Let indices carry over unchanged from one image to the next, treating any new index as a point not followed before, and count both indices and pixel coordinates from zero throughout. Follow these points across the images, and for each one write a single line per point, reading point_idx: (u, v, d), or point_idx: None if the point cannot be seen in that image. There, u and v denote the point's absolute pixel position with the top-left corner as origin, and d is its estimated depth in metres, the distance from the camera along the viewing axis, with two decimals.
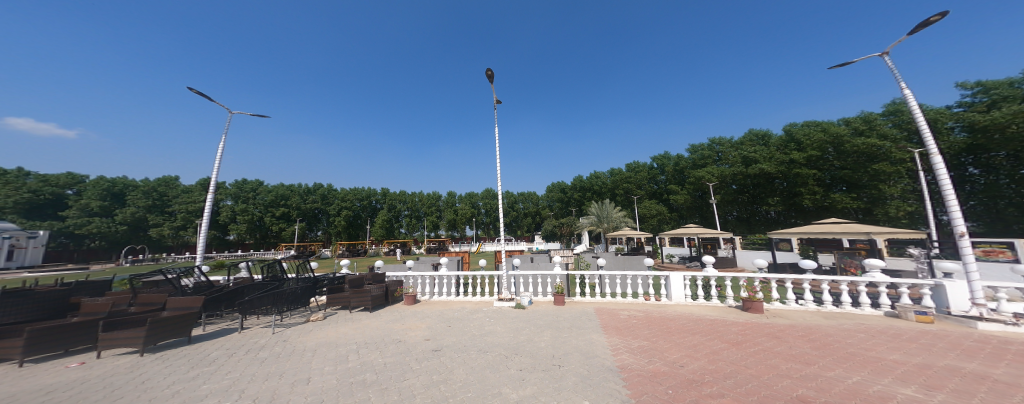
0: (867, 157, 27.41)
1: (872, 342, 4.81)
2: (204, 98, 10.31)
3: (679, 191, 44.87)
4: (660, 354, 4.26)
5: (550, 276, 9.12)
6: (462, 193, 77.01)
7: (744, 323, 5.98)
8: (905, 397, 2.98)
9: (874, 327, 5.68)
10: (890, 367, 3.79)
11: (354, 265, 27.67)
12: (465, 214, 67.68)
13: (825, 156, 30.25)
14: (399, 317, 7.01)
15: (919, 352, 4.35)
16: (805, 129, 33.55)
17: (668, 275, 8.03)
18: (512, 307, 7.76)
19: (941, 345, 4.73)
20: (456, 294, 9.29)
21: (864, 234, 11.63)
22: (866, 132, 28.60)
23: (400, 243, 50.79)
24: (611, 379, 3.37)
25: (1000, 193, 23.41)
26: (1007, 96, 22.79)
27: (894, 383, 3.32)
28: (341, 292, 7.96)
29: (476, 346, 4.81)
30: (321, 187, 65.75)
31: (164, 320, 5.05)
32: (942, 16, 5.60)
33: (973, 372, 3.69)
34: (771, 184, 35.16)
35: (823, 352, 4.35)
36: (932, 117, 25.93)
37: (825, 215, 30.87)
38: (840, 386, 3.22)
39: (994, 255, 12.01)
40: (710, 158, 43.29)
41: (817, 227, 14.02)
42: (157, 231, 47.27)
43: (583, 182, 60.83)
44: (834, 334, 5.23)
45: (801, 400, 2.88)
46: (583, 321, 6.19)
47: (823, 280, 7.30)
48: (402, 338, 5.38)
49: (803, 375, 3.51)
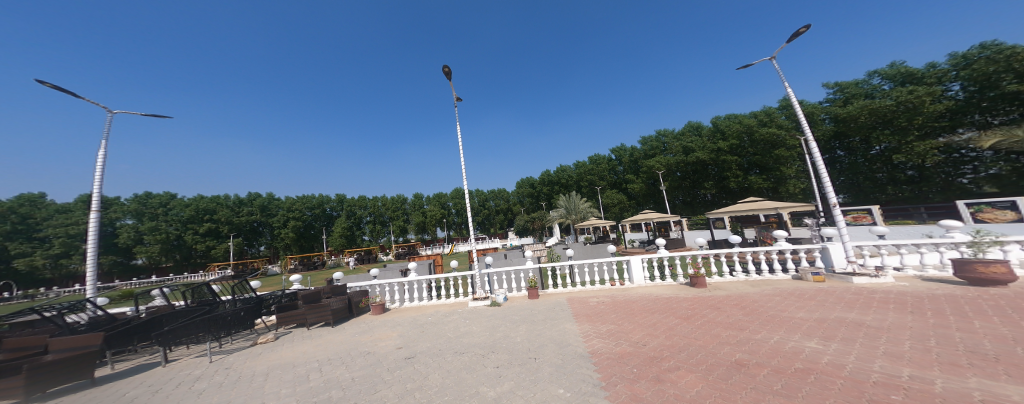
0: (771, 145, 32.49)
1: (785, 304, 5.75)
2: (64, 93, 8.04)
3: (635, 180, 47.35)
4: (625, 336, 4.59)
5: (522, 271, 9.17)
6: (424, 194, 73.92)
7: (692, 297, 6.69)
8: (812, 349, 3.61)
9: (786, 290, 6.79)
10: (799, 324, 4.56)
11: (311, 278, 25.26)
12: (434, 216, 64.61)
13: (742, 144, 34.99)
14: (368, 328, 6.54)
15: (817, 309, 5.32)
16: (729, 121, 38.10)
17: (629, 259, 8.57)
18: (487, 306, 7.69)
19: (831, 299, 5.84)
20: (427, 298, 8.86)
21: (774, 209, 13.78)
22: (768, 123, 33.94)
23: (357, 252, 47.04)
24: (583, 365, 3.55)
25: (859, 170, 28.89)
26: (855, 94, 28.77)
27: (800, 337, 4.06)
28: (294, 309, 7.17)
29: (452, 349, 4.68)
30: (257, 198, 58.08)
31: (54, 361, 4.09)
32: (807, 28, 6.93)
33: (854, 320, 4.63)
34: (705, 170, 39.40)
35: (752, 317, 5.08)
36: (809, 111, 31.57)
37: (746, 195, 35.69)
38: (766, 346, 3.80)
39: (860, 220, 15.13)
40: (659, 148, 46.72)
41: (743, 205, 16.13)
42: (25, 262, 37.36)
43: (551, 177, 61.23)
44: (758, 300, 6.12)
45: (740, 363, 3.34)
46: (556, 312, 6.40)
47: (753, 252, 8.40)
48: (375, 349, 5.03)
49: (739, 340, 4.07)
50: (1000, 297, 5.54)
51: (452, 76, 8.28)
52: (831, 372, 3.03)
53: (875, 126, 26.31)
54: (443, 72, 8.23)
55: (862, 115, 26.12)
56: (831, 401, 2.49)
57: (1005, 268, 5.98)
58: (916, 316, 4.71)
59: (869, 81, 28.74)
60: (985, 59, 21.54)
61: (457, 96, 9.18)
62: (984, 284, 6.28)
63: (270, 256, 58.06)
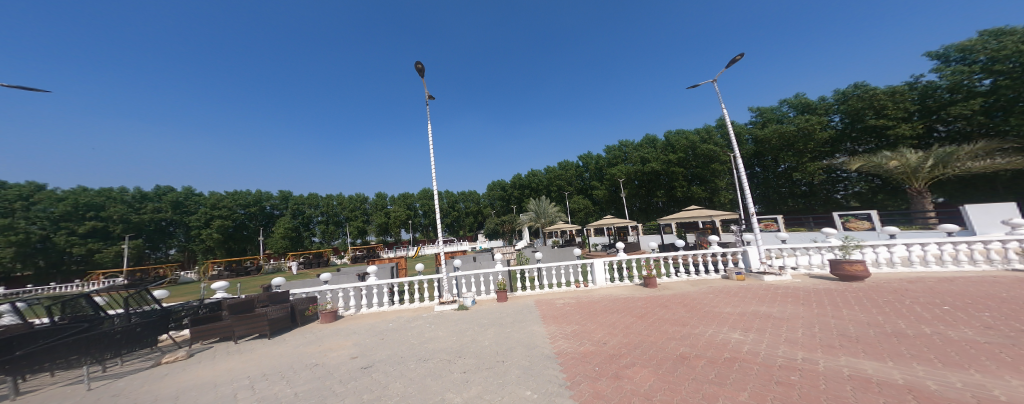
0: (708, 159, 36.82)
1: (717, 300, 6.50)
2: None
3: (600, 186, 48.71)
4: (588, 335, 4.78)
5: (491, 274, 9.09)
6: (381, 193, 69.45)
7: (645, 297, 7.23)
8: (737, 340, 4.14)
9: (718, 288, 7.69)
10: (728, 318, 5.18)
11: (243, 284, 22.19)
12: (399, 217, 61.53)
13: (686, 158, 38.95)
14: (316, 338, 5.90)
15: (740, 304, 6.12)
16: (677, 136, 41.94)
17: (593, 262, 9.01)
18: (454, 309, 7.46)
19: (750, 295, 6.76)
20: (388, 304, 8.34)
21: (709, 217, 15.56)
22: (707, 140, 38.41)
23: (301, 255, 42.21)
24: (550, 366, 3.62)
25: (772, 185, 33.98)
26: (769, 119, 33.85)
27: (729, 330, 4.61)
28: (216, 321, 6.22)
29: (415, 355, 4.45)
30: (170, 193, 49.03)
31: None
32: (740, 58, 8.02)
33: (768, 313, 5.40)
34: (658, 180, 41.61)
35: (692, 313, 5.64)
36: (737, 131, 36.36)
37: (688, 204, 39.72)
38: (704, 339, 4.24)
39: (768, 227, 17.85)
40: (620, 158, 49.20)
41: (686, 213, 17.93)
42: None
43: (522, 180, 61.16)
44: (697, 298, 6.84)
45: (683, 356, 3.69)
46: (524, 315, 6.43)
47: (695, 254, 9.37)
48: (325, 360, 4.56)
49: (683, 335, 4.49)
50: (865, 290, 6.92)
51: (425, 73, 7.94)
52: (750, 359, 3.49)
53: (782, 148, 31.07)
54: (415, 68, 7.86)
55: (773, 137, 30.82)
56: (752, 385, 2.85)
57: (863, 267, 7.49)
58: (812, 308, 5.65)
59: (780, 109, 33.91)
60: (856, 97, 26.55)
61: (430, 94, 8.88)
62: (850, 279, 7.80)
63: (183, 261, 49.33)
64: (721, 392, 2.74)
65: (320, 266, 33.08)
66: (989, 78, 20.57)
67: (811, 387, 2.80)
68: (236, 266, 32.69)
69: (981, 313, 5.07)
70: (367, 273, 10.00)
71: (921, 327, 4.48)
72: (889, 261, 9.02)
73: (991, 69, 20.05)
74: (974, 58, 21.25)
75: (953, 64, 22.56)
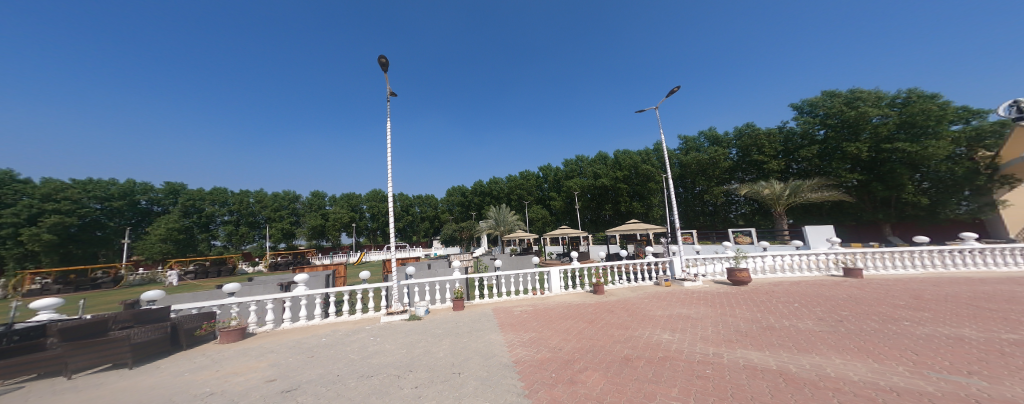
0: (647, 178, 40.96)
1: (652, 304, 7.18)
2: None
3: (556, 197, 50.53)
4: (545, 342, 4.86)
5: (447, 281, 8.72)
6: (316, 192, 63.46)
7: (595, 303, 7.63)
8: (666, 340, 4.61)
9: (651, 293, 8.53)
10: (660, 320, 5.75)
11: (88, 301, 16.74)
12: (338, 220, 55.65)
13: (630, 176, 42.70)
14: (212, 361, 4.93)
15: (667, 306, 6.85)
16: (623, 155, 45.76)
17: (550, 270, 9.21)
18: (405, 320, 6.96)
19: (675, 299, 7.64)
20: (325, 316, 7.43)
21: (645, 230, 17.22)
22: (647, 161, 42.75)
23: (194, 261, 34.54)
24: (507, 375, 3.58)
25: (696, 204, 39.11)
26: (690, 147, 39.18)
27: (662, 331, 5.11)
28: (34, 350, 4.56)
29: (356, 373, 4.01)
30: None
31: None
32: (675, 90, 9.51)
33: (690, 314, 6.14)
34: (605, 194, 45.08)
35: (632, 317, 6.13)
36: (669, 155, 41.24)
37: (630, 218, 43.32)
38: (643, 341, 4.63)
39: (687, 240, 20.45)
40: (575, 171, 51.07)
41: (627, 225, 19.56)
42: None
43: (482, 187, 60.27)
44: (636, 302, 7.47)
45: (628, 358, 3.96)
46: (481, 323, 6.27)
47: (634, 263, 10.24)
48: (228, 387, 3.85)
49: (627, 338, 4.83)
50: (751, 292, 8.40)
51: (389, 69, 7.43)
52: (677, 356, 3.91)
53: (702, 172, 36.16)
54: (378, 62, 7.29)
55: (693, 163, 35.53)
56: (680, 380, 3.19)
57: (746, 274, 9.21)
58: (721, 308, 6.60)
59: (699, 139, 39.38)
60: (746, 135, 32.27)
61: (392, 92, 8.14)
62: (739, 283, 9.41)
63: None
64: (657, 390, 3.00)
65: (219, 276, 27.65)
66: (824, 130, 26.79)
67: (720, 379, 3.22)
68: (75, 278, 23.88)
69: (817, 307, 6.51)
70: (293, 282, 8.80)
71: (783, 321, 5.56)
72: (763, 269, 10.97)
73: (827, 122, 26.33)
74: (817, 112, 27.43)
75: (805, 115, 28.83)
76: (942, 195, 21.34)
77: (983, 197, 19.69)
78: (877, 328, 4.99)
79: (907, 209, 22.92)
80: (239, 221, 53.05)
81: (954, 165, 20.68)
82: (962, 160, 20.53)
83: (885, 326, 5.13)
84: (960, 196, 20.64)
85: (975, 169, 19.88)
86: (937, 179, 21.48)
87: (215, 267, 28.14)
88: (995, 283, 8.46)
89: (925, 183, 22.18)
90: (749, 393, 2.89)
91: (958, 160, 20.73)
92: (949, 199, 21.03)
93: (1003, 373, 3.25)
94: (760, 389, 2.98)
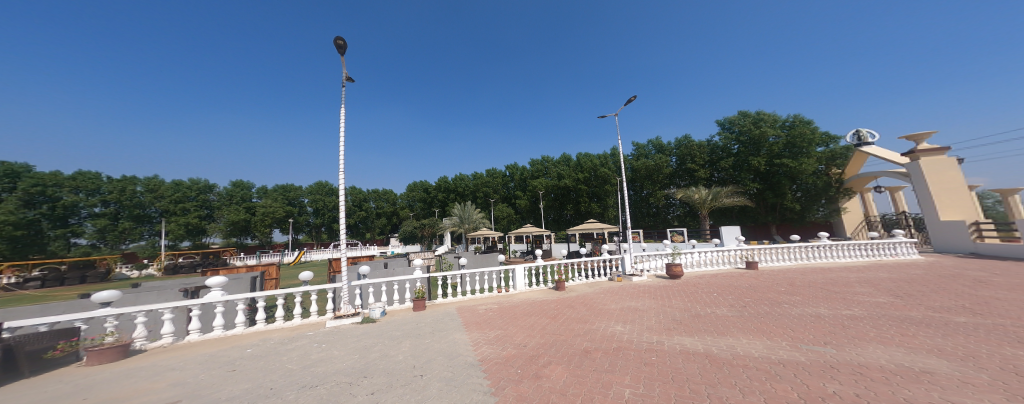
0: (604, 180, 43.15)
1: (606, 298, 7.61)
2: None
3: (521, 196, 51.00)
4: (511, 339, 4.88)
5: (407, 281, 8.34)
6: (239, 182, 56.17)
7: (557, 299, 7.88)
8: (619, 331, 4.93)
9: (607, 288, 9.07)
10: (613, 313, 6.13)
11: None
12: (273, 216, 49.83)
13: (589, 178, 44.72)
14: (109, 384, 4.12)
15: (619, 300, 7.33)
16: (586, 157, 47.67)
17: (515, 268, 9.27)
18: (356, 323, 6.51)
19: (627, 293, 8.20)
20: (261, 323, 6.64)
21: (602, 230, 18.17)
22: (606, 164, 45.13)
23: (44, 265, 27.35)
24: (473, 375, 3.52)
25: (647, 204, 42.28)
26: (643, 151, 42.18)
27: (616, 323, 5.43)
28: None
29: (297, 385, 3.63)
30: None
31: None
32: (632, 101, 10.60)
33: (639, 306, 6.63)
34: (567, 194, 46.60)
35: (590, 311, 6.44)
36: (626, 159, 43.96)
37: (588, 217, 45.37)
38: (600, 333, 4.90)
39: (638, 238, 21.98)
40: (541, 171, 51.98)
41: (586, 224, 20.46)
42: None
43: (446, 184, 58.69)
44: (594, 297, 7.87)
45: (588, 350, 4.15)
46: (444, 323, 6.10)
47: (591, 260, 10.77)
48: None
49: (587, 331, 5.08)
50: (686, 284, 9.36)
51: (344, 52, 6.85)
52: (630, 346, 4.20)
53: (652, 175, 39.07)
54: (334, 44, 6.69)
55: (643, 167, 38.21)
56: (632, 369, 3.42)
57: (681, 268, 10.17)
58: (664, 300, 7.23)
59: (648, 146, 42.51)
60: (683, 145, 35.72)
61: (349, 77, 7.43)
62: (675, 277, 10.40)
63: None
64: (614, 379, 3.19)
65: (76, 282, 23.04)
66: (737, 146, 30.82)
67: (664, 364, 3.53)
68: None
69: (730, 295, 7.47)
70: (201, 287, 7.76)
71: (708, 308, 6.27)
72: (692, 263, 12.24)
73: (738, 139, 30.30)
74: (733, 129, 31.27)
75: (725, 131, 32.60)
76: (808, 202, 25.78)
77: (833, 204, 24.57)
78: (777, 311, 5.87)
79: (786, 214, 27.36)
80: (118, 214, 43.13)
81: (817, 179, 25.02)
82: (822, 176, 24.91)
83: (784, 309, 6.04)
84: (819, 203, 25.40)
85: (829, 182, 24.31)
86: (805, 190, 26.01)
87: (75, 272, 23.28)
88: (859, 272, 10.43)
89: (799, 192, 26.50)
90: (687, 376, 3.19)
91: (820, 176, 25.06)
92: (813, 205, 25.61)
93: (848, 342, 4.05)
94: (694, 370, 3.32)
